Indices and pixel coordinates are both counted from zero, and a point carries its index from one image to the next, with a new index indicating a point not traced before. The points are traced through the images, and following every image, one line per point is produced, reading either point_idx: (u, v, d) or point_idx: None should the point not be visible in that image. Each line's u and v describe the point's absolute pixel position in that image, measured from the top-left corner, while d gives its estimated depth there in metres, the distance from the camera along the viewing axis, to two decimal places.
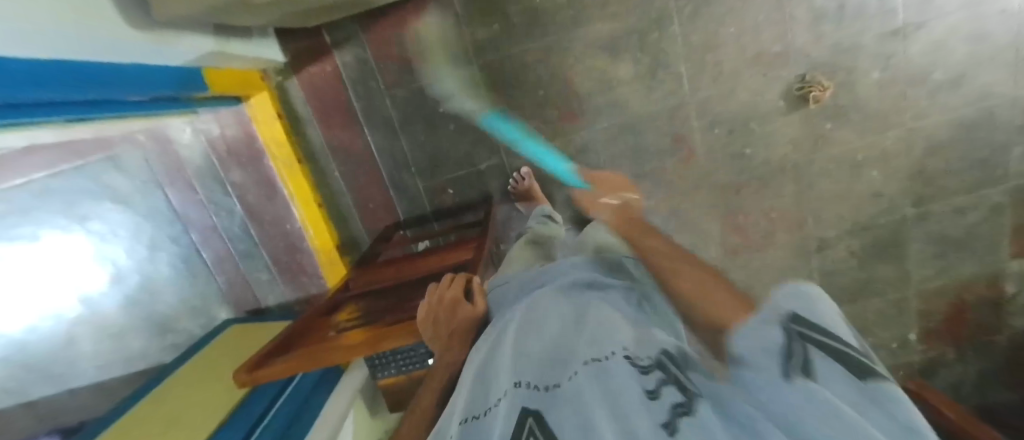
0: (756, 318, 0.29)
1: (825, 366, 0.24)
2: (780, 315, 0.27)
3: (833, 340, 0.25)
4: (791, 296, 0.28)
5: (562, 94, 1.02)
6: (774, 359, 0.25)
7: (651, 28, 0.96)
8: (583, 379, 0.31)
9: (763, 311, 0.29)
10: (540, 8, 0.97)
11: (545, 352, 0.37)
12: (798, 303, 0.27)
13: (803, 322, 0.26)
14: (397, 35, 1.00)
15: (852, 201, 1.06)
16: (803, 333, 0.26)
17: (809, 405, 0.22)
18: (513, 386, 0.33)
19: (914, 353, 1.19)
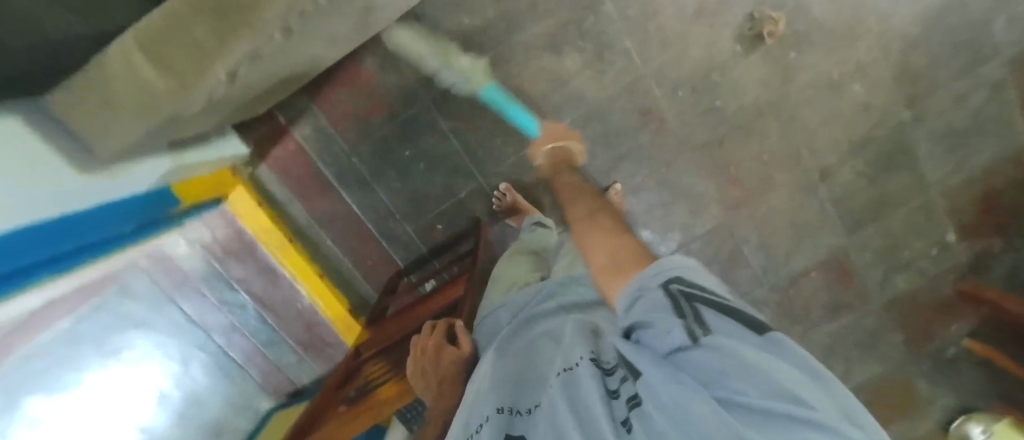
0: (642, 285, 0.35)
1: (714, 321, 0.29)
2: (662, 279, 0.33)
3: (704, 295, 0.31)
4: (668, 264, 0.34)
5: (518, 104, 1.01)
6: (669, 314, 0.31)
7: (585, 15, 0.95)
8: (554, 393, 0.36)
9: (650, 275, 0.35)
10: (472, 29, 0.96)
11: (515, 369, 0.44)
12: (673, 267, 0.34)
13: (677, 282, 0.32)
14: (344, 96, 1.02)
15: (842, 121, 1.02)
16: (685, 292, 0.32)
17: (715, 359, 0.27)
18: (495, 412, 0.39)
19: (960, 256, 1.12)
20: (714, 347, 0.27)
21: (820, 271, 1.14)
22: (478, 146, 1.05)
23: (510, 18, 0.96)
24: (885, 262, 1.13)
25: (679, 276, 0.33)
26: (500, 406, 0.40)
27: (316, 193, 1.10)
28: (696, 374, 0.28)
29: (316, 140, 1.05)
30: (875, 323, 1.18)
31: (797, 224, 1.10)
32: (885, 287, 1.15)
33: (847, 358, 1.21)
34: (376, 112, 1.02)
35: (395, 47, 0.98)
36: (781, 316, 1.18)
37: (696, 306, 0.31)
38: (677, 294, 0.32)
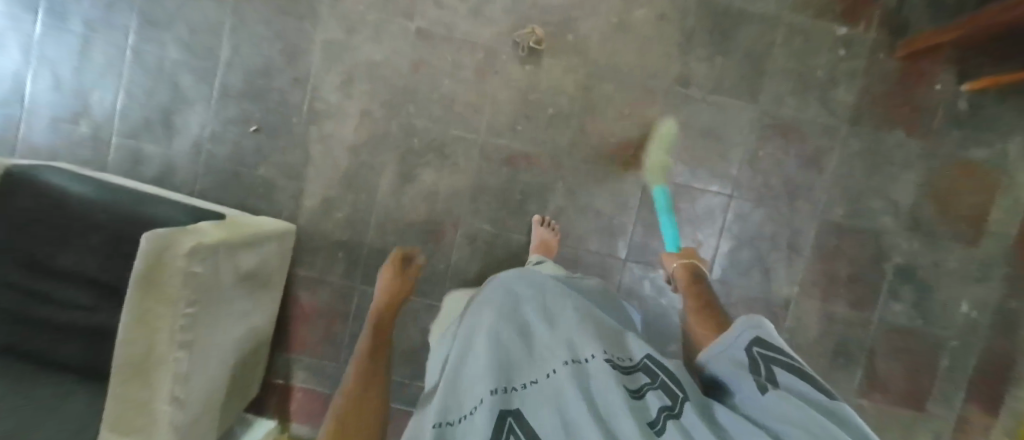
0: (729, 347, 0.44)
1: (783, 376, 0.37)
2: (746, 341, 0.43)
3: (784, 358, 0.39)
4: (751, 326, 0.43)
5: (419, 232, 1.09)
6: (745, 367, 0.40)
7: (408, 141, 1.07)
8: (564, 377, 0.38)
9: (736, 332, 0.44)
10: (347, 215, 1.08)
11: (518, 356, 0.44)
12: (757, 331, 0.43)
13: (761, 345, 0.41)
14: (304, 330, 1.11)
15: (655, 39, 1.06)
16: (765, 354, 0.40)
17: (773, 397, 0.33)
18: (489, 393, 0.37)
19: (868, 35, 1.05)
20: (778, 392, 0.34)
21: (767, 146, 1.08)
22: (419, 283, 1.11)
23: (365, 186, 1.08)
24: (810, 93, 1.07)
25: (760, 336, 0.42)
26: (491, 388, 0.38)
27: None
28: (753, 406, 0.35)
29: (312, 380, 1.13)
30: (864, 141, 1.07)
31: (706, 130, 1.08)
32: (837, 108, 1.06)
33: (876, 189, 1.08)
34: (335, 323, 1.11)
35: (311, 270, 1.10)
36: (777, 205, 1.08)
37: (771, 366, 0.39)
38: (759, 353, 0.41)
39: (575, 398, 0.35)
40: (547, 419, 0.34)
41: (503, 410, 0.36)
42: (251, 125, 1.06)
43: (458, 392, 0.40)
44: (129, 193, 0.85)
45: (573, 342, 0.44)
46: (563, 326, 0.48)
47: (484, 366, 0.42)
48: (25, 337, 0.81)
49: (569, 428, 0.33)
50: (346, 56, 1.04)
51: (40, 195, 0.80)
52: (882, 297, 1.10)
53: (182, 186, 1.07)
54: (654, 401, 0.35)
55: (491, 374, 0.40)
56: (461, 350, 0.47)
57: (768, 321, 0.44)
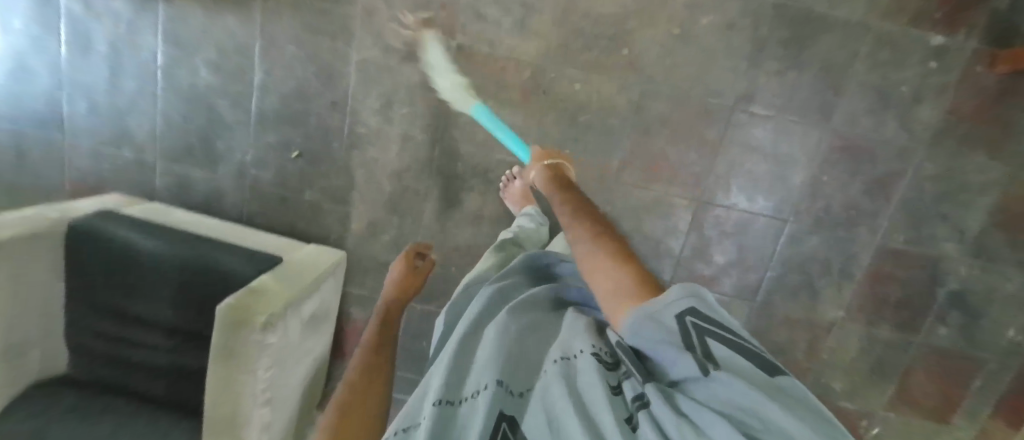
0: (650, 308, 0.31)
1: (733, 358, 0.27)
2: (678, 307, 0.29)
3: (724, 330, 0.28)
4: (685, 291, 0.30)
5: (463, 255, 1.09)
6: (676, 346, 0.29)
7: (452, 165, 1.03)
8: (551, 375, 0.36)
9: (662, 300, 0.30)
10: (393, 237, 1.09)
11: (518, 348, 0.42)
12: (692, 299, 0.29)
13: (697, 315, 0.29)
14: (356, 341, 1.18)
15: (721, 52, 0.95)
16: (701, 327, 0.29)
17: (728, 390, 0.24)
18: (492, 383, 0.37)
19: (967, 46, 0.92)
20: (730, 378, 0.25)
21: (831, 170, 1.01)
22: None
23: (409, 211, 1.07)
24: (887, 113, 0.97)
25: (693, 306, 0.29)
26: (498, 377, 0.37)
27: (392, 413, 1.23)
28: (700, 397, 0.26)
29: None
30: (939, 165, 0.99)
31: (769, 153, 1.00)
32: (916, 129, 0.97)
33: (943, 215, 1.02)
34: None
35: (360, 288, 1.13)
36: (834, 229, 1.05)
37: (709, 342, 0.28)
38: (690, 327, 0.29)
39: (560, 395, 0.33)
40: (535, 417, 0.34)
41: (501, 409, 0.35)
42: (293, 151, 1.03)
43: (463, 383, 0.40)
44: (192, 239, 0.87)
45: (570, 337, 0.42)
46: (569, 322, 0.46)
47: (488, 357, 0.41)
48: (116, 374, 0.89)
49: (556, 430, 0.31)
50: (383, 78, 0.97)
51: (112, 243, 0.82)
52: (929, 321, 1.09)
53: (230, 211, 1.08)
54: (630, 392, 0.31)
55: (489, 366, 0.39)
56: (458, 337, 0.47)
57: (695, 283, 0.30)
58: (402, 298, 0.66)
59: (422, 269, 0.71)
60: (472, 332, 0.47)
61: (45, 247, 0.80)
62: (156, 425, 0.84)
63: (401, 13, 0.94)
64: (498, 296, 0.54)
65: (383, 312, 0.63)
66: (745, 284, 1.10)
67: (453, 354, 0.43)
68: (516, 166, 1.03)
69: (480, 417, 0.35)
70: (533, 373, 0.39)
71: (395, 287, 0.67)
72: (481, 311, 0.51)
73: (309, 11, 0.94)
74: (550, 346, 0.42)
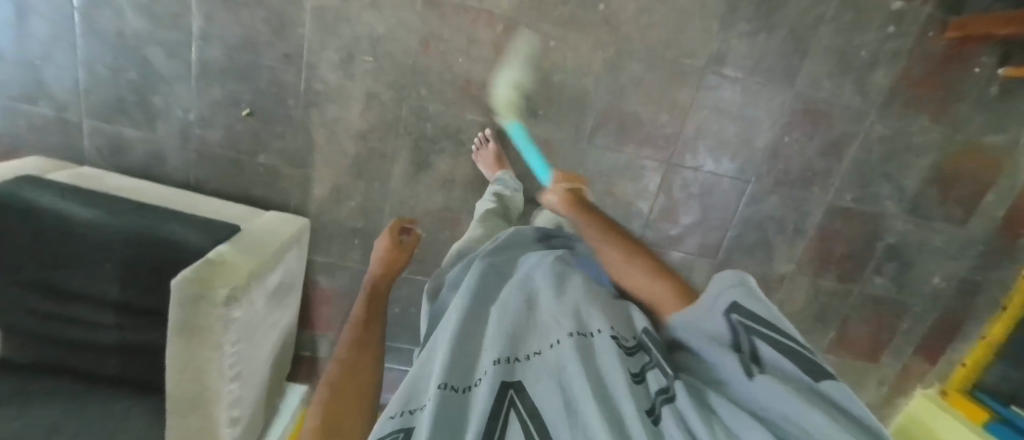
0: (707, 312, 0.39)
1: (771, 354, 0.32)
2: (726, 306, 0.37)
3: (774, 326, 0.34)
4: (732, 286, 0.37)
5: (435, 218, 1.06)
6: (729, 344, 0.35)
7: (421, 126, 0.98)
8: (562, 348, 0.35)
9: (715, 297, 0.38)
10: (360, 203, 1.04)
11: (522, 327, 0.40)
12: (736, 295, 0.37)
13: (743, 312, 0.36)
14: (324, 309, 1.14)
15: (696, 10, 0.94)
16: (746, 323, 0.35)
17: (761, 386, 0.29)
18: (494, 363, 0.34)
19: (922, 11, 0.96)
20: (766, 377, 0.29)
21: (792, 132, 1.05)
22: (435, 267, 1.11)
23: (376, 175, 1.02)
24: (846, 77, 1.00)
25: (737, 301, 0.36)
26: (497, 356, 0.35)
27: None
28: (743, 393, 0.31)
29: None
30: (888, 128, 1.05)
31: (736, 114, 1.02)
32: (871, 93, 1.02)
33: (887, 175, 1.10)
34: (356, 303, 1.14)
35: (327, 256, 1.09)
36: (791, 189, 1.10)
37: (756, 340, 0.34)
38: (740, 324, 0.35)
39: (574, 369, 0.31)
40: (544, 388, 0.31)
41: (504, 380, 0.33)
42: (243, 108, 0.94)
43: (466, 362, 0.37)
44: (133, 207, 0.80)
45: (577, 313, 0.40)
46: (573, 295, 0.44)
47: (493, 336, 0.39)
48: (60, 352, 0.82)
49: (574, 405, 0.29)
50: (343, 29, 0.89)
51: (31, 211, 0.73)
52: (868, 273, 1.19)
53: (175, 176, 0.99)
54: (653, 385, 0.32)
55: (495, 344, 0.37)
56: (455, 314, 0.44)
57: (744, 277, 0.38)
58: (387, 273, 0.65)
59: (406, 243, 0.69)
60: (473, 315, 0.44)
61: None
62: (110, 407, 0.79)
63: None
64: (492, 274, 0.53)
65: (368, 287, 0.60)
66: (708, 242, 1.14)
67: (454, 330, 0.41)
68: (489, 128, 1.00)
69: (485, 390, 0.32)
70: (536, 342, 0.38)
71: (380, 263, 0.65)
72: (476, 289, 0.49)
73: None
74: (552, 318, 0.40)
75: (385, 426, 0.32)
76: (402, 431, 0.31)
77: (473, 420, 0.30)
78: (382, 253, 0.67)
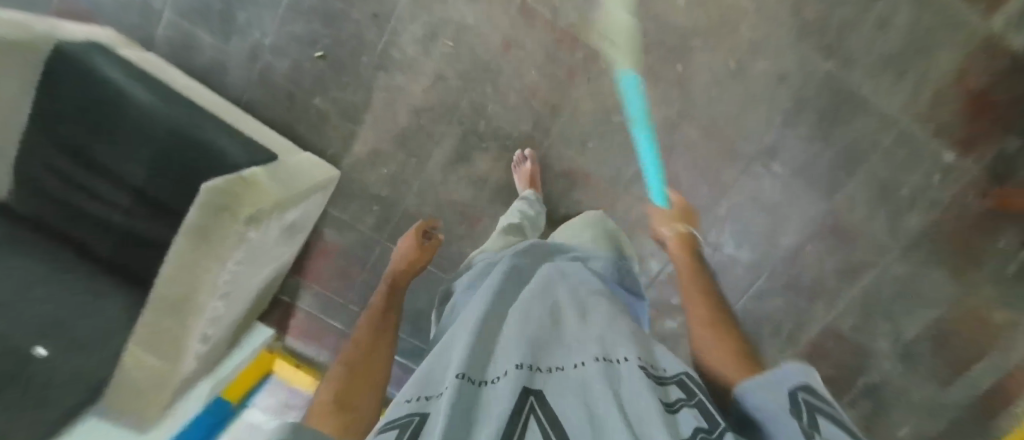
0: (767, 383, 0.32)
1: (831, 428, 0.25)
2: (791, 382, 0.30)
3: (840, 418, 0.26)
4: (802, 371, 0.31)
5: (457, 211, 1.07)
6: (781, 414, 0.28)
7: (476, 121, 1.00)
8: (589, 370, 0.34)
9: (779, 373, 0.32)
10: (392, 172, 1.05)
11: (542, 340, 0.40)
12: (808, 378, 0.30)
13: (811, 394, 0.28)
14: (319, 261, 1.13)
15: (763, 101, 0.97)
16: (811, 403, 0.28)
17: None
18: (516, 367, 0.34)
19: (971, 170, 0.98)
20: None
21: (817, 243, 1.07)
22: (441, 257, 1.11)
23: (417, 151, 1.03)
24: (882, 208, 1.03)
25: (806, 382, 0.30)
26: (519, 361, 0.35)
27: (333, 343, 1.19)
28: None
29: (317, 305, 1.17)
30: (905, 269, 1.07)
31: (770, 209, 1.05)
32: (901, 231, 1.04)
33: (892, 313, 1.11)
34: (352, 265, 1.12)
35: (342, 212, 1.08)
36: (798, 296, 1.12)
37: (816, 416, 0.26)
38: (799, 400, 0.28)
39: (603, 389, 0.30)
40: (569, 401, 0.31)
41: (526, 386, 0.32)
42: (316, 50, 0.96)
43: (485, 362, 0.37)
44: (188, 104, 0.82)
45: (605, 338, 0.39)
46: (597, 317, 0.43)
47: (512, 342, 0.39)
48: (58, 216, 0.81)
49: (597, 424, 0.28)
50: (436, 9, 0.93)
51: (89, 73, 0.71)
52: (845, 401, 1.20)
53: (231, 90, 1.00)
54: (686, 420, 0.28)
55: (517, 349, 0.37)
56: (475, 313, 0.46)
57: (811, 369, 0.32)
58: (407, 269, 0.69)
59: (430, 243, 0.75)
60: (491, 314, 0.46)
61: (20, 61, 0.67)
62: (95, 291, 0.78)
63: None
64: (513, 282, 0.54)
65: (387, 282, 0.65)
66: None
67: (475, 327, 0.42)
68: (529, 148, 1.02)
69: (507, 388, 0.31)
70: (557, 359, 0.38)
71: (405, 258, 0.70)
72: (494, 294, 0.50)
73: None
74: (578, 337, 0.40)
75: (400, 408, 0.32)
76: (419, 416, 0.30)
77: (484, 413, 0.29)
78: (408, 249, 0.72)
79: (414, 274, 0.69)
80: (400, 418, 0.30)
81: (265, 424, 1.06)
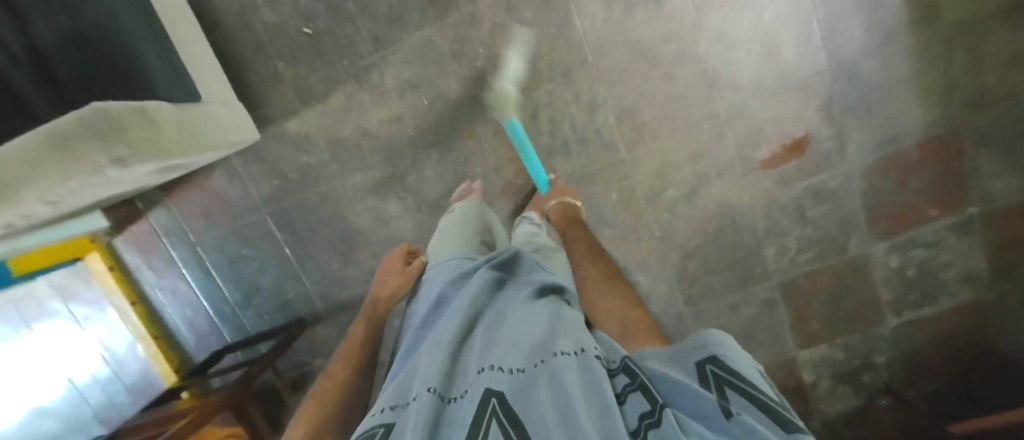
0: (681, 357, 0.27)
1: (742, 415, 0.19)
2: (702, 356, 0.25)
3: (751, 390, 0.21)
4: (713, 338, 0.26)
5: (346, 231, 1.09)
6: (692, 389, 0.23)
7: (407, 173, 1.05)
8: (548, 367, 0.26)
9: (693, 347, 0.27)
10: (309, 165, 1.05)
11: (512, 337, 0.33)
12: (718, 349, 0.25)
13: (719, 365, 0.24)
14: (192, 193, 1.10)
15: None
16: (719, 378, 0.23)
17: None
18: (481, 372, 0.28)
19: None
20: None
21: None
22: (305, 258, 1.12)
23: (342, 162, 1.05)
24: None
25: (715, 352, 0.24)
26: (484, 368, 0.29)
27: (162, 266, 1.15)
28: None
29: (168, 226, 1.13)
30: None
31: None
32: None
33: None
34: (224, 214, 1.10)
35: (242, 167, 1.06)
36: None
37: (727, 395, 0.21)
38: (711, 377, 0.23)
39: (567, 381, 0.24)
40: (534, 405, 0.23)
41: (488, 392, 0.25)
42: (307, 27, 0.96)
43: (455, 372, 0.32)
44: (145, 12, 0.77)
45: (563, 330, 0.32)
46: (564, 316, 0.36)
47: (483, 352, 0.33)
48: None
49: (557, 418, 0.20)
50: (429, 67, 0.97)
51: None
52: None
53: (207, 5, 0.97)
54: (635, 407, 0.22)
55: (486, 355, 0.32)
56: (447, 327, 0.39)
57: (729, 335, 0.26)
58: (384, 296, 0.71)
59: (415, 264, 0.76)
60: (467, 325, 0.39)
61: None
62: None
63: (490, 50, 0.95)
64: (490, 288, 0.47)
65: (368, 318, 0.68)
66: None
67: (447, 343, 0.35)
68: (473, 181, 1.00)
69: (466, 410, 0.24)
70: (523, 352, 0.30)
71: (388, 288, 0.72)
72: (473, 306, 0.42)
73: None
74: (541, 330, 0.33)
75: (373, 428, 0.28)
76: (384, 426, 0.28)
77: None
78: (393, 282, 0.73)
79: (394, 300, 0.71)
80: (367, 433, 0.28)
81: (44, 302, 1.00)
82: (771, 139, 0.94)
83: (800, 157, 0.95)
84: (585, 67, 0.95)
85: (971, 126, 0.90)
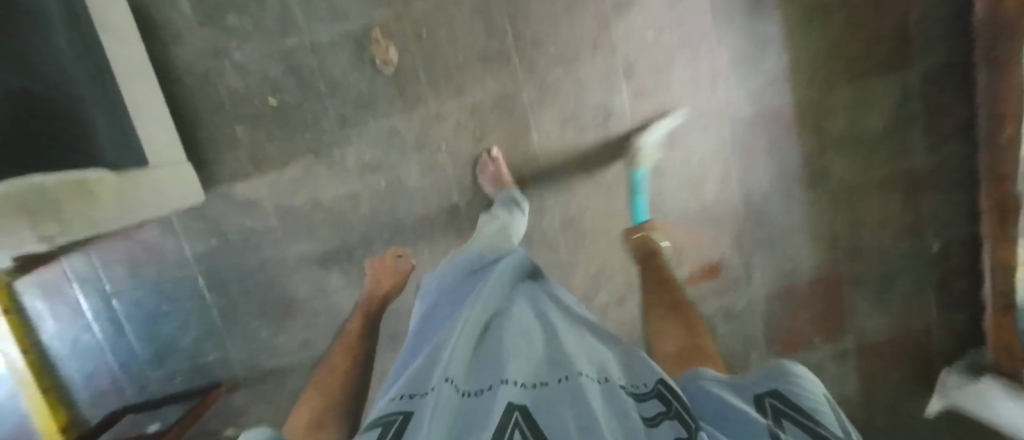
0: (752, 384, 0.37)
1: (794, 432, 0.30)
2: (765, 388, 0.35)
3: (800, 414, 0.31)
4: (780, 373, 0.36)
5: (282, 297, 1.07)
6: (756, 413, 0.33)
7: (355, 247, 1.06)
8: (574, 388, 0.31)
9: (765, 378, 0.37)
10: (253, 228, 1.03)
11: (529, 354, 0.38)
12: (780, 384, 0.35)
13: (779, 399, 0.34)
14: (117, 242, 1.04)
15: None
16: (778, 408, 0.33)
17: None
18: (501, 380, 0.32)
19: None
20: None
21: None
22: (234, 320, 1.08)
23: (288, 229, 1.04)
24: None
25: (780, 386, 0.35)
26: (505, 375, 0.33)
27: (67, 313, 1.07)
28: None
29: (84, 273, 1.05)
30: None
31: None
32: None
33: None
34: (150, 267, 1.05)
35: (179, 222, 1.03)
36: None
37: (784, 421, 0.31)
38: (771, 407, 0.33)
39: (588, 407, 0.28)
40: (556, 416, 0.27)
41: (513, 399, 0.29)
42: (272, 97, 0.97)
43: (471, 373, 0.36)
44: (102, 82, 0.75)
45: (579, 360, 0.37)
46: (573, 345, 0.41)
47: (499, 359, 0.36)
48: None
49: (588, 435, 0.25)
50: (391, 153, 1.01)
51: (43, 10, 0.62)
52: None
53: (169, 60, 0.95)
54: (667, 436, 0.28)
55: (502, 364, 0.35)
56: (462, 327, 0.43)
57: (802, 374, 0.36)
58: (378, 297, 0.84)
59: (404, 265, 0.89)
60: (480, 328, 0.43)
61: None
62: None
63: (452, 147, 1.01)
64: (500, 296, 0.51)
65: (363, 310, 0.83)
66: None
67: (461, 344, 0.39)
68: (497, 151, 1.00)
69: (489, 409, 0.28)
70: (540, 372, 0.35)
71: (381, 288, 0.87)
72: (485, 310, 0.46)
73: (410, 62, 0.96)
74: (555, 356, 0.38)
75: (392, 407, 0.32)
76: (407, 411, 0.30)
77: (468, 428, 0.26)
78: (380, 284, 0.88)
79: (386, 296, 0.86)
80: (390, 417, 0.31)
81: None
82: (692, 259, 1.06)
83: (716, 277, 1.07)
84: (538, 174, 1.03)
85: (852, 268, 1.06)
